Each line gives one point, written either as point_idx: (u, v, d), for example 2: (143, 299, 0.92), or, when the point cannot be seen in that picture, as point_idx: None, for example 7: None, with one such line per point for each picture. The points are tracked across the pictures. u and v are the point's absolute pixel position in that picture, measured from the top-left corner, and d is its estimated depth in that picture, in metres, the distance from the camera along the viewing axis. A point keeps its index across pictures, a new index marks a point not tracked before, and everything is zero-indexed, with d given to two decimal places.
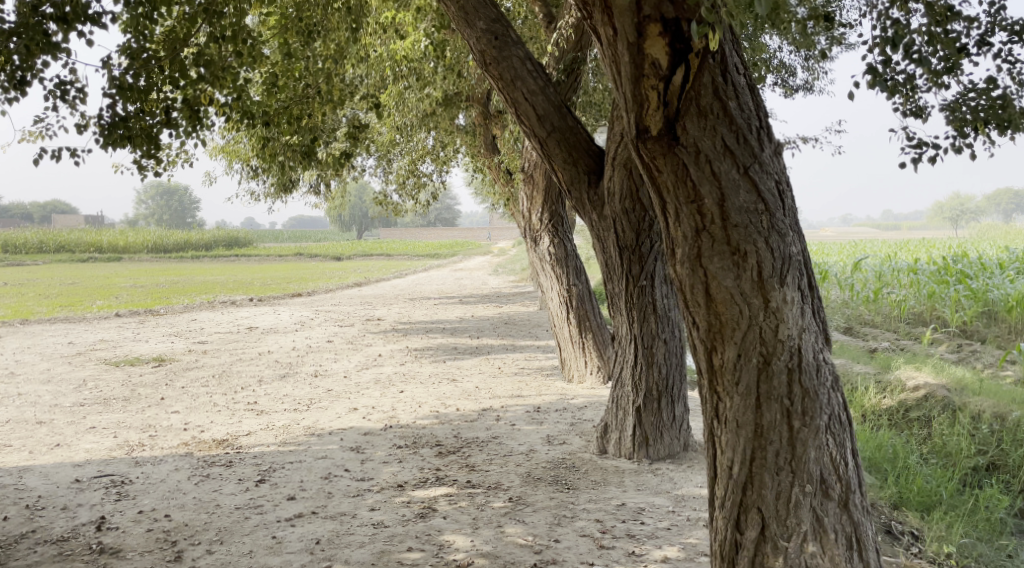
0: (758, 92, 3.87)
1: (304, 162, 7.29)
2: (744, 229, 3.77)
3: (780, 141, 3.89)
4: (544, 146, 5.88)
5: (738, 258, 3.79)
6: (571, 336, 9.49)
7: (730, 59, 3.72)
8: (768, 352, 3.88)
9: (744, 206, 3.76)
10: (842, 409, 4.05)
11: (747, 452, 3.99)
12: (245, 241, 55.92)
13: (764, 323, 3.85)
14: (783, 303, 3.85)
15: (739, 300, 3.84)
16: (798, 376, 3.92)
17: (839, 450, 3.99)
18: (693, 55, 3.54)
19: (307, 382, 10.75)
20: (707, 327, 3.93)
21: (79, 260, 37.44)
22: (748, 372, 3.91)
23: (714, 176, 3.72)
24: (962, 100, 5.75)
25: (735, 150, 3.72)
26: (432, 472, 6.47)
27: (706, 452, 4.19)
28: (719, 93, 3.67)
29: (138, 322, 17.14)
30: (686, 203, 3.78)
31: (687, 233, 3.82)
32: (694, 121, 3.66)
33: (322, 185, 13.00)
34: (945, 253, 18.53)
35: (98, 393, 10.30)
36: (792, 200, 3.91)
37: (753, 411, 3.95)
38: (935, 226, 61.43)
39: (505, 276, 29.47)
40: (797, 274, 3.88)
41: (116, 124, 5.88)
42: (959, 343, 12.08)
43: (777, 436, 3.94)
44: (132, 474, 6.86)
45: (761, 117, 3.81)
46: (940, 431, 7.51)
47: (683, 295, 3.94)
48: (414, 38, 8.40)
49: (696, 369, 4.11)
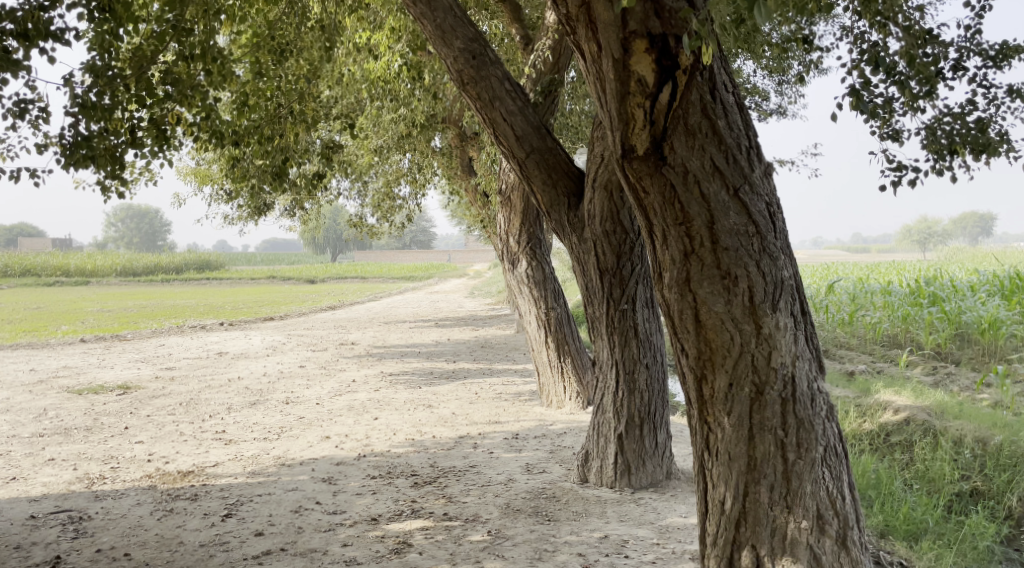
0: (747, 110, 3.74)
1: (275, 185, 7.10)
2: (734, 253, 3.64)
3: (769, 162, 3.78)
4: (524, 167, 5.79)
5: (729, 283, 3.66)
6: (550, 361, 9.33)
7: (718, 77, 3.61)
8: (761, 381, 3.74)
9: (735, 229, 3.63)
10: (837, 441, 3.92)
11: (740, 487, 3.85)
12: (217, 264, 55.25)
13: (756, 352, 3.71)
14: (775, 329, 3.71)
15: (730, 326, 3.70)
16: (791, 407, 3.77)
17: (836, 483, 3.87)
18: (680, 72, 3.42)
19: (278, 410, 10.49)
20: (696, 354, 3.79)
21: (44, 284, 36.72)
22: (741, 402, 3.77)
23: (702, 198, 3.60)
24: (938, 124, 5.71)
25: (725, 171, 3.60)
26: (407, 504, 6.26)
27: (697, 485, 4.06)
28: (707, 111, 3.55)
29: (104, 348, 16.76)
30: (673, 225, 3.65)
31: (675, 257, 3.69)
32: (682, 140, 3.54)
33: (296, 208, 12.79)
34: (918, 276, 18.62)
35: (59, 423, 9.98)
36: (783, 224, 3.79)
37: (746, 443, 3.80)
38: (903, 249, 62.13)
39: (481, 299, 29.35)
40: (789, 299, 3.75)
41: (78, 143, 5.66)
42: (934, 365, 12.05)
43: (771, 469, 3.81)
44: (92, 510, 6.59)
45: (751, 137, 3.70)
46: (922, 456, 7.41)
47: (672, 321, 3.80)
48: (388, 58, 8.27)
49: (686, 399, 3.97)
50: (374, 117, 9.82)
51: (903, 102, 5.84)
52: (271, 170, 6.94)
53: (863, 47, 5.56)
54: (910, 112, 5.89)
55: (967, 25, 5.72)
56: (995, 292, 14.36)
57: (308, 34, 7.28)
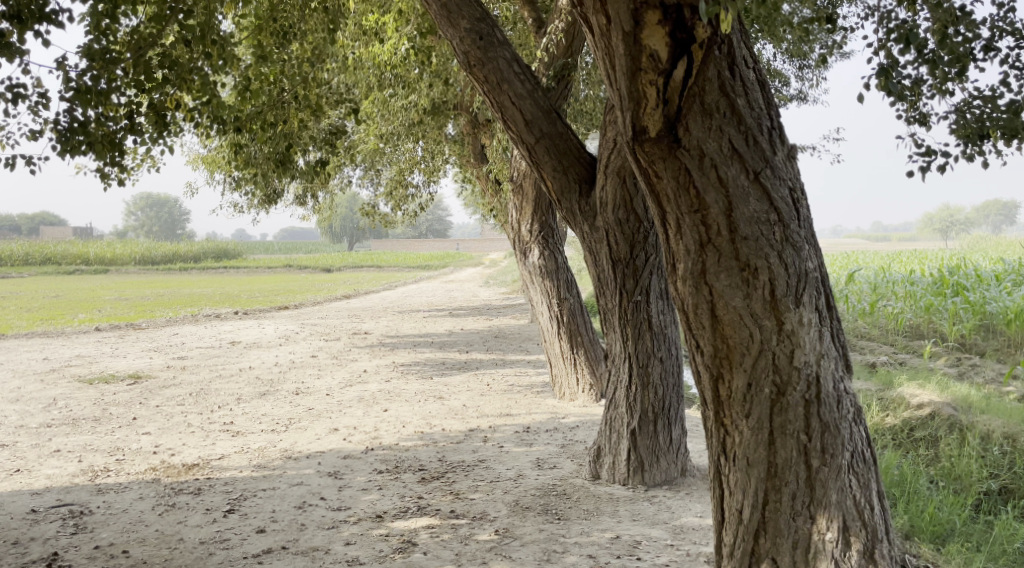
0: (768, 89, 3.51)
1: (279, 172, 6.91)
2: (754, 243, 3.40)
3: (793, 145, 3.54)
4: (533, 153, 5.57)
5: (748, 276, 3.42)
6: (563, 352, 9.12)
7: (737, 51, 3.36)
8: (782, 381, 3.51)
9: (755, 217, 3.39)
10: (865, 446, 3.68)
11: (759, 494, 3.63)
12: (235, 252, 55.32)
13: (777, 349, 3.48)
14: (799, 325, 3.48)
15: (749, 322, 3.46)
16: (816, 409, 3.54)
17: (863, 492, 3.64)
18: (696, 46, 3.19)
19: (287, 401, 10.34)
20: (712, 352, 3.56)
21: (63, 272, 36.83)
22: (760, 404, 3.54)
23: (720, 183, 3.36)
24: (968, 107, 5.45)
25: (744, 154, 3.37)
26: (413, 501, 6.07)
27: (713, 492, 3.84)
28: (726, 89, 3.31)
29: (118, 337, 16.70)
30: (688, 213, 3.42)
31: (690, 247, 3.46)
32: (697, 121, 3.30)
33: (308, 196, 12.61)
34: (942, 265, 18.25)
35: (68, 414, 9.87)
36: (807, 211, 3.55)
37: (766, 448, 3.58)
38: (925, 237, 61.37)
39: (497, 288, 29.17)
40: (814, 292, 3.51)
41: (74, 130, 5.46)
42: (957, 356, 11.73)
43: (793, 476, 3.58)
44: (93, 504, 6.45)
45: (772, 117, 3.47)
46: (948, 452, 7.16)
47: (687, 317, 3.58)
48: (395, 42, 8.05)
49: (701, 399, 3.74)
50: (383, 102, 9.60)
51: (931, 85, 5.58)
52: (275, 156, 6.76)
53: (891, 26, 5.30)
54: (939, 94, 5.65)
55: (1000, 2, 5.45)
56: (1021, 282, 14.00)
57: (311, 16, 7.06)
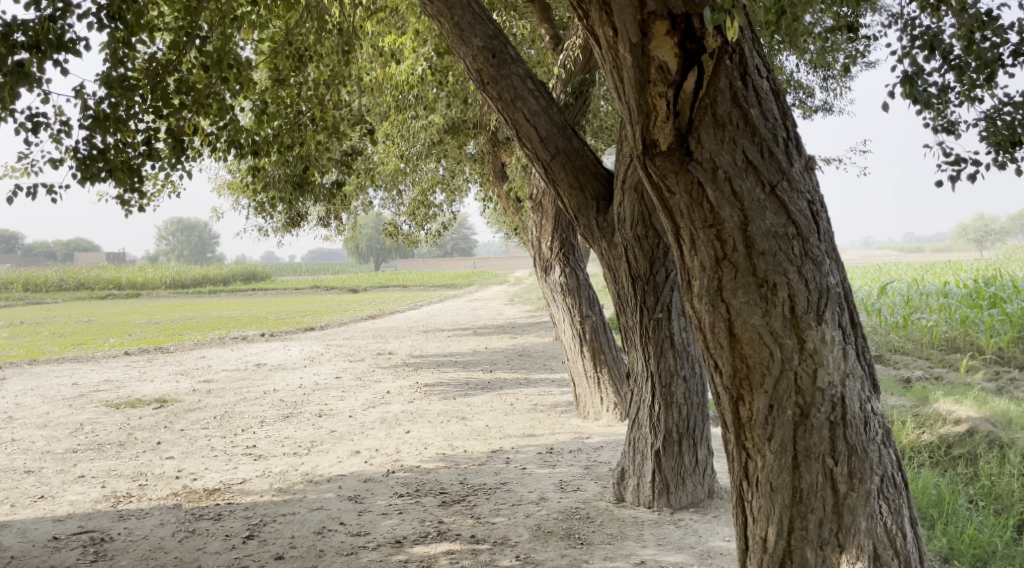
0: (783, 97, 3.39)
1: (298, 194, 6.87)
2: (772, 258, 3.28)
3: (811, 156, 3.42)
4: (549, 170, 5.49)
5: (766, 292, 3.30)
6: (586, 371, 8.99)
7: (750, 59, 3.25)
8: (806, 403, 3.38)
9: (772, 231, 3.27)
10: (896, 469, 3.53)
11: (784, 521, 3.50)
12: (264, 274, 55.71)
13: (799, 369, 3.35)
14: (821, 344, 3.34)
15: (769, 341, 3.34)
16: (842, 431, 3.40)
17: (895, 519, 3.48)
18: (706, 57, 3.10)
19: (310, 423, 10.27)
20: (731, 373, 3.43)
21: (96, 297, 37.25)
22: (783, 426, 3.41)
23: (735, 197, 3.25)
24: (997, 115, 5.30)
25: (759, 165, 3.25)
26: (434, 525, 5.97)
27: (737, 519, 3.70)
28: (739, 99, 3.20)
29: (146, 361, 16.75)
30: (702, 228, 3.30)
31: (705, 263, 3.34)
32: (710, 132, 3.19)
33: (330, 217, 12.61)
34: (976, 276, 17.91)
35: (93, 439, 9.86)
36: (828, 224, 3.42)
37: (790, 473, 3.44)
38: (958, 247, 60.48)
39: (522, 306, 29.08)
40: (836, 309, 3.37)
41: (93, 157, 5.34)
42: (995, 370, 11.46)
43: (819, 502, 3.45)
44: (114, 531, 6.40)
45: (789, 128, 3.35)
46: (987, 471, 7.03)
47: (704, 336, 3.46)
48: (413, 63, 8.01)
49: (722, 421, 3.62)
50: (402, 122, 9.56)
51: (959, 92, 5.43)
52: (294, 179, 6.71)
53: (915, 34, 5.18)
54: (968, 101, 5.52)
55: None
56: None
57: (328, 38, 7.01)
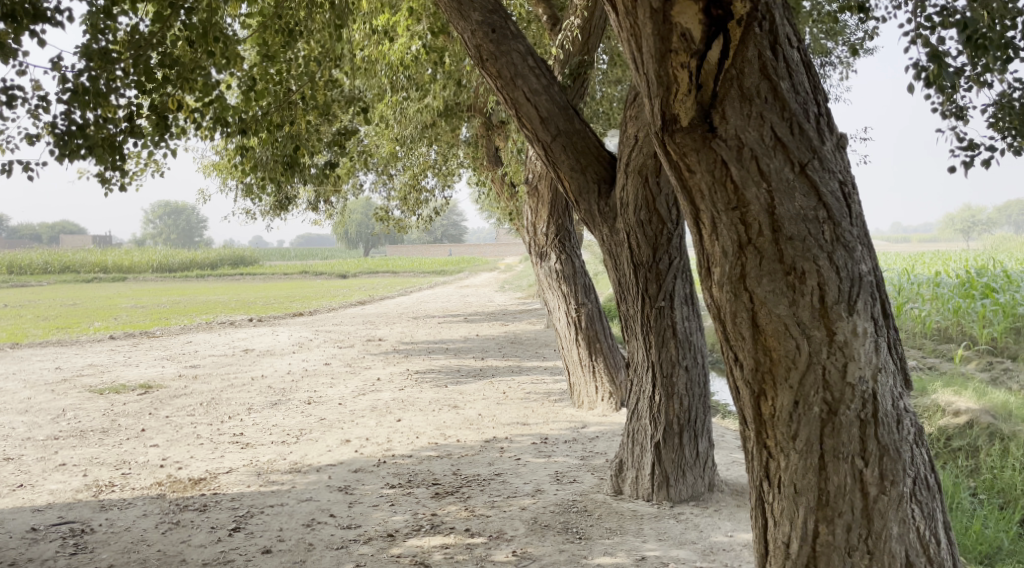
0: (814, 71, 3.20)
1: (285, 176, 6.63)
2: (800, 243, 3.08)
3: (842, 134, 3.22)
4: (549, 152, 5.27)
5: (794, 280, 3.10)
6: (580, 360, 8.82)
7: (781, 29, 3.05)
8: (834, 399, 3.20)
9: (801, 213, 3.07)
10: (929, 471, 3.35)
11: (809, 526, 3.32)
12: (252, 259, 55.32)
13: (828, 362, 3.16)
14: (852, 335, 3.15)
15: (795, 332, 3.14)
16: (872, 430, 3.22)
17: (928, 524, 3.30)
18: (733, 24, 2.90)
19: (299, 411, 10.06)
20: (753, 366, 3.24)
21: (82, 280, 36.83)
22: (809, 424, 3.23)
23: (761, 176, 3.05)
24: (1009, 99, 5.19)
25: (788, 143, 3.05)
26: (427, 518, 5.78)
27: (756, 523, 3.53)
28: (769, 71, 3.00)
29: (131, 345, 16.46)
30: (724, 211, 3.11)
31: (727, 248, 3.14)
32: (735, 106, 3.00)
33: (320, 201, 12.36)
34: (966, 266, 17.83)
35: (76, 425, 9.62)
36: (860, 208, 3.22)
37: (816, 474, 3.27)
38: (946, 238, 60.56)
39: (511, 293, 28.91)
40: (869, 299, 3.18)
41: (73, 133, 5.10)
42: (989, 360, 11.34)
43: (847, 505, 3.27)
44: (95, 522, 6.18)
45: (819, 103, 3.15)
46: (989, 465, 6.94)
47: (724, 326, 3.27)
48: (407, 41, 7.74)
49: (741, 417, 3.43)
50: (394, 105, 9.33)
51: (969, 75, 5.32)
52: (283, 159, 6.48)
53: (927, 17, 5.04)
54: (975, 85, 5.40)
55: None
56: None
57: (319, 15, 6.74)
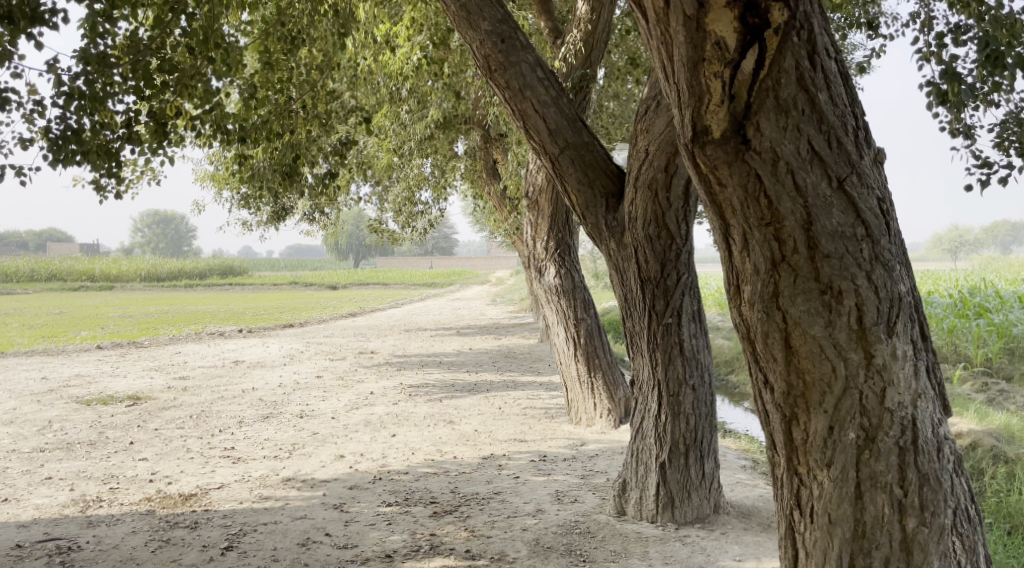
0: (850, 82, 3.09)
1: (283, 187, 6.46)
2: (838, 262, 2.98)
3: (880, 149, 3.12)
4: (557, 164, 5.17)
5: (831, 300, 3.00)
6: (579, 376, 8.70)
7: (819, 38, 2.93)
8: (871, 425, 3.10)
9: (839, 231, 2.97)
10: (969, 500, 3.24)
11: (844, 557, 3.22)
12: (242, 269, 54.97)
13: (866, 387, 3.06)
14: (890, 358, 3.05)
15: (831, 354, 3.04)
16: (912, 458, 3.12)
17: (969, 557, 3.19)
18: (770, 33, 2.79)
19: (291, 424, 9.88)
20: (785, 389, 3.15)
21: (69, 289, 36.46)
22: (844, 451, 3.13)
23: (797, 192, 2.94)
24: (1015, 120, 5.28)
25: (826, 157, 2.95)
26: (426, 538, 5.63)
27: (787, 550, 3.42)
28: (806, 82, 2.89)
29: (119, 356, 16.22)
30: (758, 226, 3.00)
31: (760, 266, 3.04)
32: (770, 118, 2.89)
33: (316, 212, 12.21)
34: (959, 285, 17.76)
35: (62, 437, 9.41)
36: (898, 225, 3.11)
37: (852, 503, 3.17)
38: (934, 257, 60.70)
39: (503, 307, 28.75)
40: (907, 320, 3.08)
41: (67, 138, 4.93)
42: (984, 381, 11.18)
43: (885, 537, 3.17)
44: (82, 539, 6.00)
45: (857, 115, 3.05)
46: (995, 488, 6.84)
47: (755, 347, 3.18)
48: (408, 51, 7.60)
49: (770, 442, 3.33)
50: (393, 115, 9.21)
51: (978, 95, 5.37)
52: (282, 169, 6.32)
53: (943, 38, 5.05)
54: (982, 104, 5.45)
55: None
56: None
57: (320, 23, 6.62)
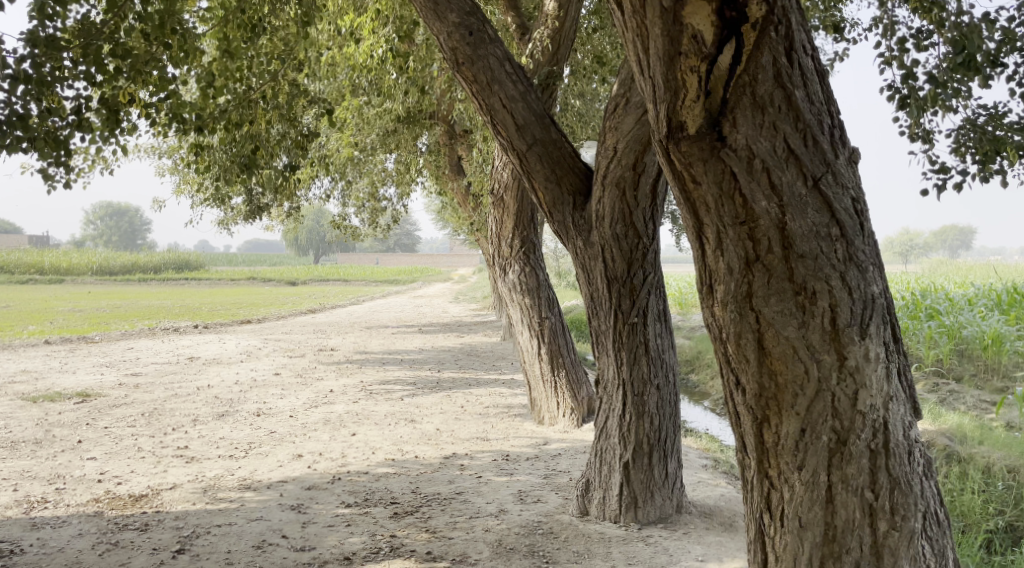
0: (827, 80, 3.06)
1: (237, 179, 6.30)
2: (813, 262, 2.96)
3: (855, 148, 3.10)
4: (525, 161, 5.11)
5: (805, 301, 2.98)
6: (542, 374, 8.65)
7: (797, 35, 2.91)
8: (843, 428, 3.08)
9: (814, 230, 2.94)
10: (937, 503, 3.24)
11: (814, 561, 3.21)
12: (198, 264, 54.08)
13: (838, 389, 3.05)
14: (864, 361, 3.03)
15: (804, 356, 3.02)
16: (884, 461, 3.11)
17: (937, 561, 3.19)
18: (748, 28, 2.76)
19: (247, 423, 9.70)
20: (757, 391, 3.12)
21: (16, 282, 35.53)
22: (815, 453, 3.11)
23: (773, 190, 2.92)
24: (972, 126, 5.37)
25: (802, 156, 2.93)
26: (385, 540, 5.54)
27: (756, 555, 3.40)
28: (783, 79, 2.87)
29: (69, 351, 15.83)
30: (732, 225, 2.97)
31: (734, 266, 3.02)
32: (747, 115, 2.86)
33: (277, 205, 12.01)
34: (913, 288, 17.98)
35: (7, 436, 9.13)
36: (872, 227, 3.09)
37: (822, 507, 3.15)
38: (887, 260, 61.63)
39: (465, 304, 28.60)
40: (880, 321, 3.06)
41: (12, 124, 4.74)
42: (935, 381, 11.35)
43: (855, 542, 3.15)
44: (25, 542, 5.81)
45: (832, 114, 3.03)
46: (950, 487, 6.92)
47: (727, 348, 3.15)
48: (373, 43, 7.42)
49: (740, 445, 3.31)
50: (355, 108, 9.06)
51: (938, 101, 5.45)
52: (240, 160, 6.18)
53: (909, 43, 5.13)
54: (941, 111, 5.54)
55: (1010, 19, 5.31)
56: (995, 305, 13.73)
57: (282, 10, 6.46)
